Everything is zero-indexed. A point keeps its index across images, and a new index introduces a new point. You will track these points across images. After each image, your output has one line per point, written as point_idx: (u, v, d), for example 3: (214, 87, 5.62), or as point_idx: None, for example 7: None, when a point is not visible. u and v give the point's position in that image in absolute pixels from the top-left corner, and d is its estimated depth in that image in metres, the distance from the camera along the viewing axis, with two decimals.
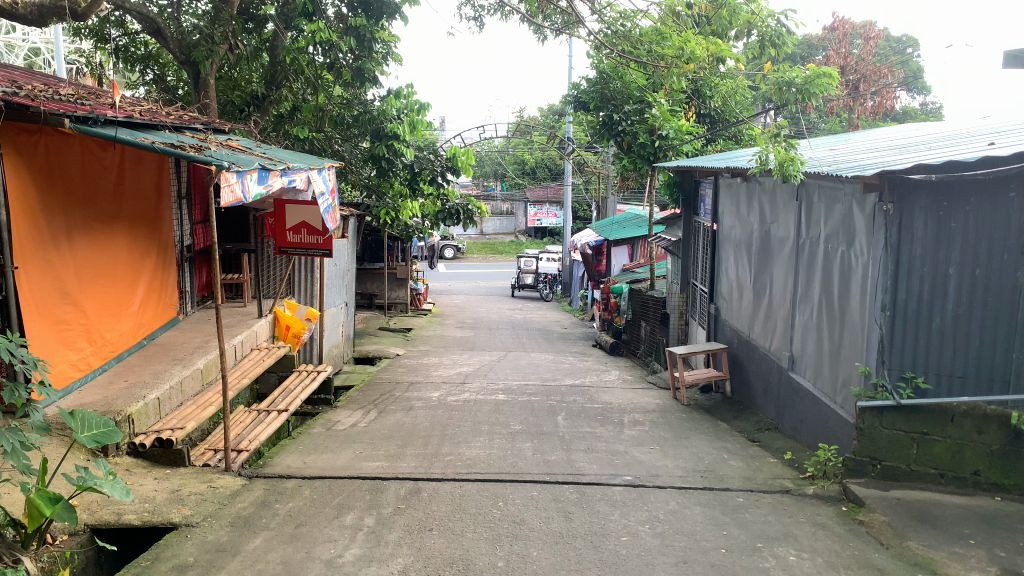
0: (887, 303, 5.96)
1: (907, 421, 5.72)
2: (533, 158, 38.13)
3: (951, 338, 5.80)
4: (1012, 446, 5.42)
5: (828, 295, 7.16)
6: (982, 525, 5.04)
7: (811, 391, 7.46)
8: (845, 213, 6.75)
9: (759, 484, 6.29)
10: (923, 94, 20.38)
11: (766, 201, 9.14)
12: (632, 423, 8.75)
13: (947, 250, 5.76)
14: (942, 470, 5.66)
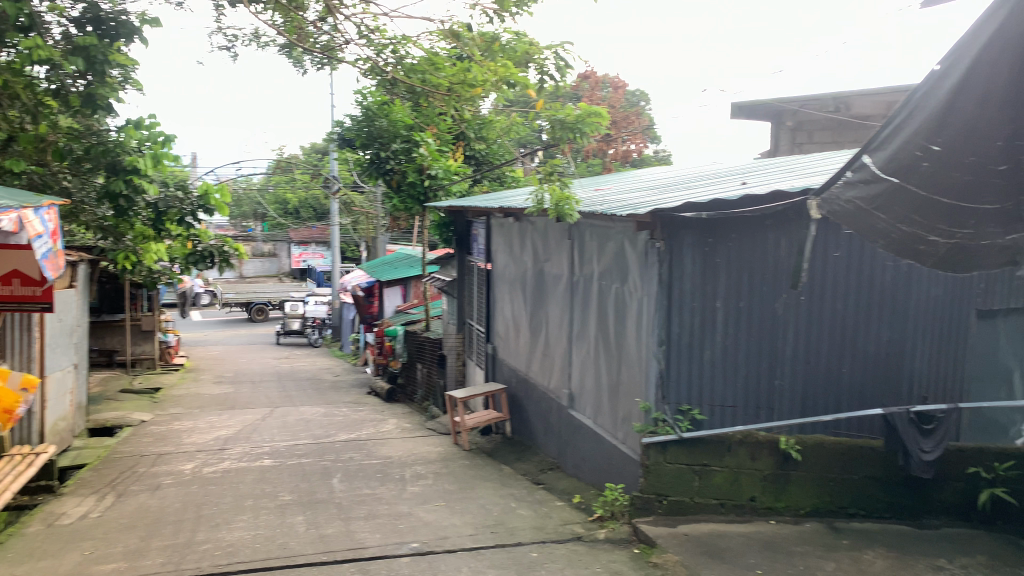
0: (663, 337, 5.43)
1: (690, 454, 5.31)
2: (297, 198, 36.52)
3: (722, 370, 5.48)
4: (782, 469, 5.25)
5: (605, 332, 7.12)
6: (766, 553, 4.64)
7: (591, 428, 7.42)
8: (617, 250, 6.79)
9: (549, 534, 5.95)
10: (659, 143, 22.04)
11: (537, 240, 9.16)
12: (414, 477, 8.21)
13: (714, 284, 5.43)
14: (723, 500, 5.30)
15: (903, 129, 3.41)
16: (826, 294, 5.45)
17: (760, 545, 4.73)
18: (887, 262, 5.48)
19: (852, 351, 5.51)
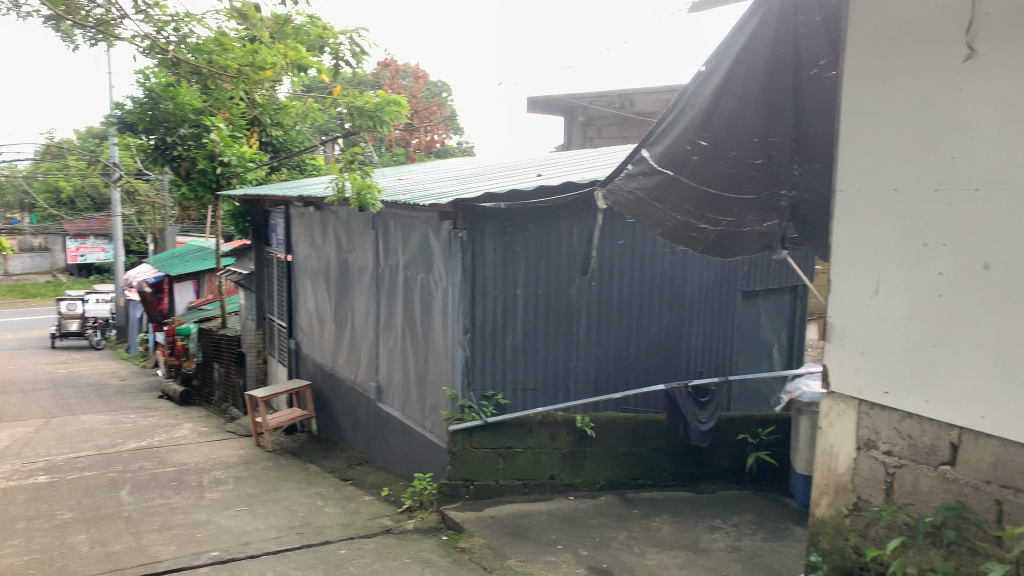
0: (468, 325, 5.44)
1: (494, 438, 5.44)
2: (71, 186, 33.11)
3: (523, 355, 5.59)
4: (579, 447, 5.51)
5: (411, 321, 7.12)
6: (565, 529, 4.84)
7: (400, 419, 7.38)
8: (421, 240, 6.79)
9: (357, 529, 5.86)
10: (461, 134, 22.23)
11: (340, 231, 8.95)
12: (213, 483, 7.77)
13: (514, 272, 5.52)
14: (525, 480, 5.47)
15: (677, 123, 3.62)
16: (615, 279, 5.76)
17: (561, 520, 4.95)
18: (667, 249, 5.92)
19: (638, 331, 5.89)
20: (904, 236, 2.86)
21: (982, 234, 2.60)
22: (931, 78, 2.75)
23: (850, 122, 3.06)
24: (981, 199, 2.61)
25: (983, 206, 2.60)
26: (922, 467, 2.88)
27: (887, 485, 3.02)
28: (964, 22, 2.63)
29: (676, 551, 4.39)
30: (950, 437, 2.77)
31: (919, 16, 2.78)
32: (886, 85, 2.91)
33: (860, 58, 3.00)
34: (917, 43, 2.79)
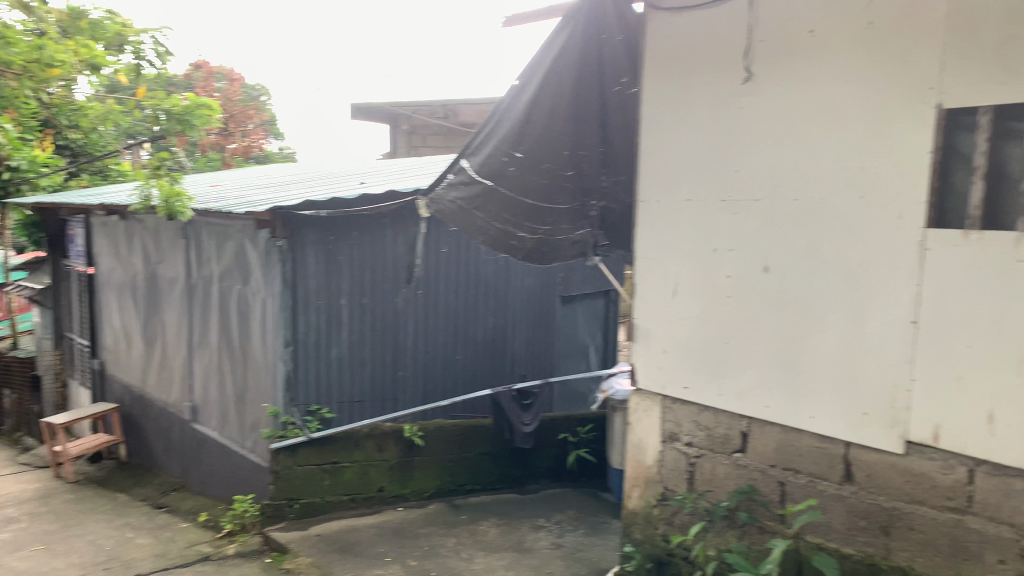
0: (290, 338, 5.13)
1: (320, 453, 5.17)
2: None
3: (348, 366, 5.41)
4: (407, 457, 5.44)
5: (228, 336, 6.76)
6: (393, 539, 4.76)
7: (218, 439, 7.00)
8: (237, 249, 6.47)
9: (172, 559, 5.48)
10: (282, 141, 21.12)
11: (148, 240, 8.35)
12: (2, 522, 6.99)
13: (337, 282, 5.30)
14: (353, 494, 5.26)
15: (493, 136, 3.65)
16: (438, 287, 5.77)
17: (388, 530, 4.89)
18: (488, 257, 6.02)
19: (463, 339, 5.94)
20: (698, 242, 3.09)
21: (762, 240, 2.85)
22: (717, 97, 2.98)
23: (648, 136, 3.26)
24: (760, 208, 2.85)
25: (761, 214, 2.85)
26: (718, 456, 3.11)
27: (689, 474, 3.23)
28: (742, 46, 2.87)
29: (502, 553, 4.46)
30: (740, 426, 3.02)
31: (705, 39, 3.00)
32: (680, 103, 3.13)
33: (655, 76, 3.21)
34: (704, 65, 3.01)
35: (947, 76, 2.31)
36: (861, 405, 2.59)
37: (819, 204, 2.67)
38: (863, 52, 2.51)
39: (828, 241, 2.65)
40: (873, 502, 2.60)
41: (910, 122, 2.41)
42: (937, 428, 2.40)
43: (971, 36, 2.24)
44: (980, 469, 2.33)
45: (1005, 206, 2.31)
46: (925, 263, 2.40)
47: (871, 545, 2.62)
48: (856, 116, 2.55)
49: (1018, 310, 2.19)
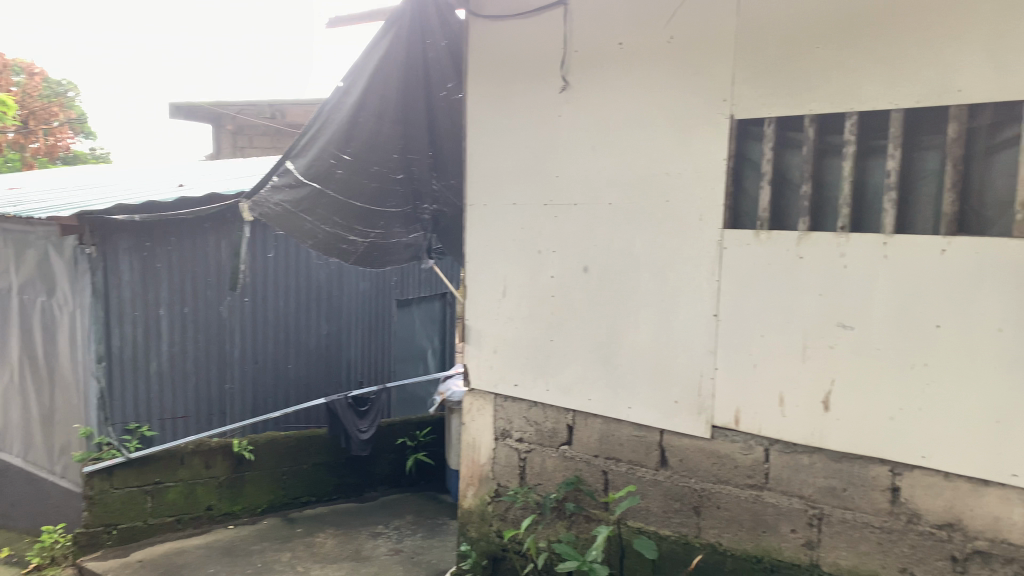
0: (103, 352, 4.66)
1: (140, 475, 4.78)
2: None
3: (171, 381, 5.04)
4: (237, 473, 5.21)
5: (29, 354, 6.16)
6: (224, 559, 4.51)
7: (21, 467, 6.36)
8: (38, 258, 5.91)
9: None
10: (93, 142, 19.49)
11: None
12: None
13: (155, 290, 4.95)
14: (178, 516, 4.96)
15: (319, 138, 3.57)
16: (267, 294, 5.57)
17: (217, 550, 4.66)
18: (320, 261, 5.90)
19: (295, 347, 5.77)
20: (523, 244, 3.18)
21: (581, 242, 2.98)
22: (537, 104, 3.08)
23: (474, 141, 3.32)
24: (579, 211, 2.98)
25: (580, 217, 2.98)
26: (547, 450, 3.21)
27: (520, 470, 3.31)
28: (559, 55, 2.99)
29: (340, 563, 4.37)
30: (566, 419, 3.13)
31: (525, 48, 3.10)
32: (503, 109, 3.20)
33: (479, 82, 3.27)
34: (526, 72, 3.11)
35: (738, 89, 2.52)
36: (673, 395, 2.77)
37: (631, 207, 2.83)
38: (665, 66, 2.69)
39: (640, 242, 2.82)
40: (686, 484, 2.78)
41: (708, 132, 2.61)
42: (737, 412, 2.61)
43: (756, 53, 2.46)
44: (774, 448, 2.55)
45: (789, 207, 2.54)
46: (723, 261, 2.60)
47: (685, 525, 2.80)
48: (661, 125, 2.72)
49: (800, 302, 2.42)
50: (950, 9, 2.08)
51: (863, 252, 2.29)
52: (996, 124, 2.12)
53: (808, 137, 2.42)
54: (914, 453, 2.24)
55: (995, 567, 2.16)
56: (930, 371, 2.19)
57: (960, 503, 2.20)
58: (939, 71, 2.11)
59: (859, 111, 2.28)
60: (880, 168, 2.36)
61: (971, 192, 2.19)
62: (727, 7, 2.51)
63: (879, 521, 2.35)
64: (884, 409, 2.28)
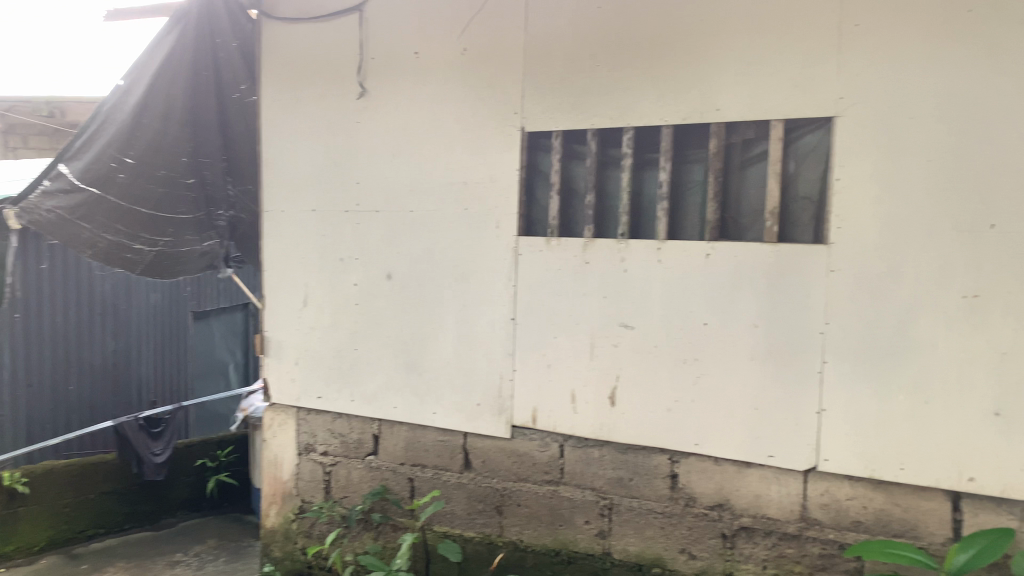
0: None
1: None
2: None
3: None
4: (8, 510, 4.66)
5: None
6: None
7: None
8: None
9: None
10: None
11: None
12: None
13: None
14: None
15: (98, 138, 3.34)
16: (42, 309, 5.06)
17: None
18: (104, 272, 5.46)
19: (77, 366, 5.29)
20: (323, 252, 3.10)
21: (382, 250, 2.96)
22: (334, 110, 3.03)
23: (269, 146, 3.20)
24: (379, 219, 2.95)
25: (380, 224, 2.95)
26: (353, 461, 3.15)
27: (325, 483, 3.23)
28: (355, 63, 2.96)
29: None
30: (371, 429, 3.10)
31: (321, 53, 3.04)
32: (299, 114, 3.11)
33: (273, 87, 3.17)
34: (323, 78, 3.04)
35: (527, 102, 2.62)
36: (475, 398, 2.82)
37: (431, 214, 2.84)
38: (459, 77, 2.75)
39: (442, 249, 2.84)
40: (488, 485, 2.85)
41: (501, 142, 2.69)
42: (534, 411, 2.70)
43: (543, 69, 2.57)
44: (569, 443, 2.68)
45: (576, 216, 2.68)
46: (518, 266, 2.69)
47: (488, 525, 2.86)
48: (457, 134, 2.77)
49: (589, 304, 2.56)
50: (707, 36, 2.29)
51: (641, 257, 2.46)
52: (749, 141, 2.36)
53: (591, 150, 2.57)
54: (688, 441, 2.44)
55: (758, 540, 2.39)
56: (699, 365, 2.39)
57: (728, 484, 2.42)
58: (701, 92, 2.32)
59: (634, 126, 2.45)
60: (653, 180, 2.54)
61: (730, 202, 2.41)
62: (515, 22, 2.61)
63: (662, 506, 2.53)
64: (663, 401, 2.46)
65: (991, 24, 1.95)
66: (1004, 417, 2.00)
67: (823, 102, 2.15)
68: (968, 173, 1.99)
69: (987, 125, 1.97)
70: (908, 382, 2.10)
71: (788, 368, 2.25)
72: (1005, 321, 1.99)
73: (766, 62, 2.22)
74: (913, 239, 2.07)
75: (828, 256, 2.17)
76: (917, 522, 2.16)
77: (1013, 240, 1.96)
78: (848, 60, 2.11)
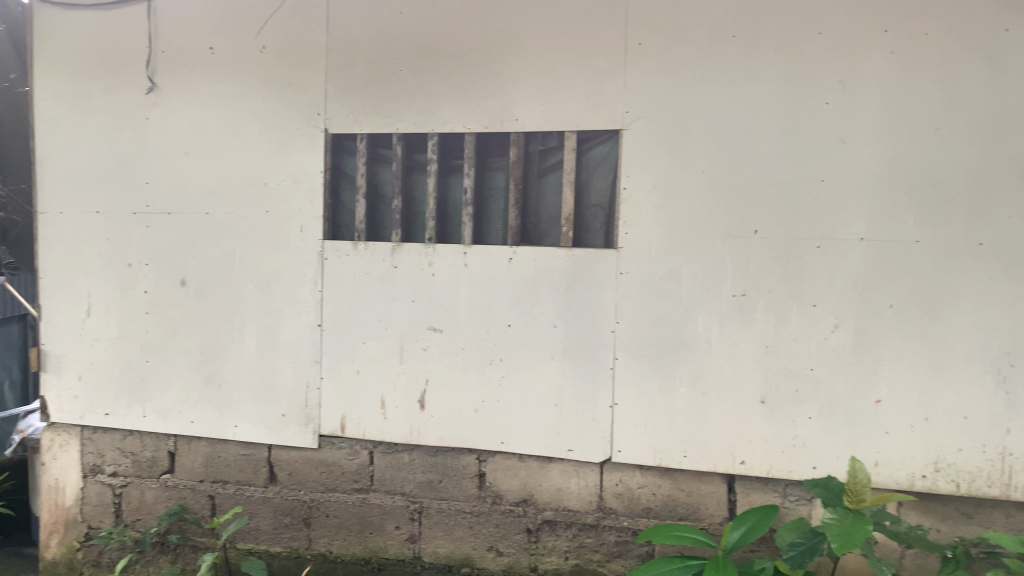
0: None
1: None
2: None
3: None
4: None
5: None
6: None
7: None
8: None
9: None
10: None
11: None
12: None
13: None
14: None
15: None
16: None
17: None
18: None
19: None
20: (109, 257, 2.84)
21: (177, 254, 2.78)
22: (119, 104, 2.79)
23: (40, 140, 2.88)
24: (173, 221, 2.77)
25: (175, 227, 2.77)
26: (146, 481, 2.93)
27: (115, 507, 2.98)
28: (143, 55, 2.76)
29: None
30: (167, 446, 2.89)
31: (102, 41, 2.80)
32: (77, 106, 2.84)
33: (46, 75, 2.86)
34: (104, 68, 2.80)
35: (330, 104, 2.57)
36: (280, 408, 2.72)
37: (232, 217, 2.71)
38: (259, 77, 2.64)
39: (242, 254, 2.71)
40: (295, 497, 2.76)
41: (305, 144, 2.61)
42: (343, 419, 2.65)
43: (347, 71, 2.54)
44: (378, 450, 2.65)
45: (382, 220, 2.66)
46: (323, 271, 2.63)
47: (295, 538, 2.77)
48: (258, 134, 2.66)
49: (397, 309, 2.55)
50: (505, 47, 2.36)
51: (447, 262, 2.49)
52: (547, 150, 2.46)
53: (396, 154, 2.56)
54: (495, 440, 2.50)
55: (561, 532, 2.50)
56: (504, 366, 2.45)
57: (532, 481, 2.50)
58: (501, 102, 2.39)
59: (438, 133, 2.48)
60: (458, 186, 2.58)
61: (530, 209, 2.50)
62: (318, 22, 2.56)
63: (470, 506, 2.58)
64: (471, 402, 2.50)
65: (752, 50, 2.17)
66: (769, 404, 2.23)
67: (612, 116, 2.29)
68: (735, 184, 2.20)
69: (750, 142, 2.18)
70: (689, 376, 2.28)
71: (585, 366, 2.37)
72: (767, 318, 2.21)
73: (561, 75, 2.32)
74: (691, 245, 2.25)
75: (619, 260, 2.31)
76: (699, 505, 2.35)
77: (772, 245, 2.19)
78: (633, 77, 2.26)
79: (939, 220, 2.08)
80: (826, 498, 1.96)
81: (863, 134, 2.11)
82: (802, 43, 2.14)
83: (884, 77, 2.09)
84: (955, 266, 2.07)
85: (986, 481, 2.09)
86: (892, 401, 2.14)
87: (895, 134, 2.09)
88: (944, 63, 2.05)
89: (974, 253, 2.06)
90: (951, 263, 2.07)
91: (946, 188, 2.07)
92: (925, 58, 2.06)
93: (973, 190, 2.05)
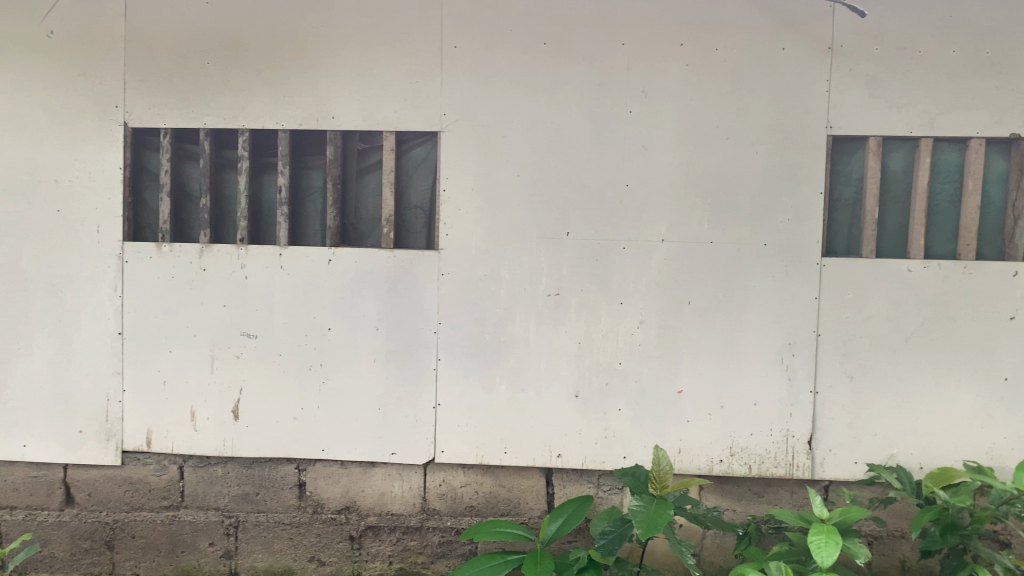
0: None
1: None
2: None
3: None
4: None
5: None
6: None
7: None
8: None
9: None
10: None
11: None
12: None
13: None
14: None
15: None
16: None
17: None
18: None
19: None
20: None
21: None
22: None
23: None
24: None
25: None
26: None
27: None
28: None
29: None
30: None
31: None
32: None
33: None
34: None
35: (130, 95, 2.39)
36: (75, 424, 2.49)
37: (16, 215, 2.45)
38: (45, 63, 2.41)
39: (29, 255, 2.45)
40: (95, 519, 2.54)
41: (101, 138, 2.41)
42: (149, 432, 2.47)
43: (148, 61, 2.37)
44: (189, 463, 2.50)
45: (191, 220, 2.51)
46: (124, 275, 2.44)
47: (96, 564, 2.56)
48: (45, 127, 2.42)
49: (207, 314, 2.41)
50: (321, 42, 2.30)
51: (261, 263, 2.38)
52: (366, 150, 2.43)
53: (204, 151, 2.42)
54: (315, 448, 2.43)
55: (384, 538, 2.47)
56: (324, 371, 2.39)
57: (354, 486, 2.46)
58: (316, 99, 2.32)
59: (249, 129, 2.37)
60: (273, 185, 2.48)
61: (349, 209, 2.45)
62: (114, 7, 2.37)
63: (289, 517, 2.49)
64: (289, 409, 2.42)
65: (563, 58, 2.25)
66: (583, 399, 2.31)
67: (429, 116, 2.29)
68: (548, 187, 2.27)
69: (562, 146, 2.26)
70: (508, 374, 2.33)
71: (406, 368, 2.36)
72: (580, 316, 2.29)
73: (377, 75, 2.29)
74: (508, 246, 2.29)
75: (439, 261, 2.31)
76: (520, 500, 2.40)
77: (584, 246, 2.27)
78: (450, 79, 2.27)
79: (730, 223, 2.24)
80: (633, 485, 2.05)
81: (664, 142, 2.24)
82: (607, 53, 2.24)
83: (681, 89, 2.23)
84: (744, 264, 2.24)
85: (773, 462, 2.28)
86: (693, 392, 2.28)
87: (690, 142, 2.24)
88: (731, 78, 2.22)
89: (760, 252, 2.24)
90: (742, 262, 2.25)
91: (735, 192, 2.23)
92: (715, 72, 2.22)
93: (758, 195, 2.23)
